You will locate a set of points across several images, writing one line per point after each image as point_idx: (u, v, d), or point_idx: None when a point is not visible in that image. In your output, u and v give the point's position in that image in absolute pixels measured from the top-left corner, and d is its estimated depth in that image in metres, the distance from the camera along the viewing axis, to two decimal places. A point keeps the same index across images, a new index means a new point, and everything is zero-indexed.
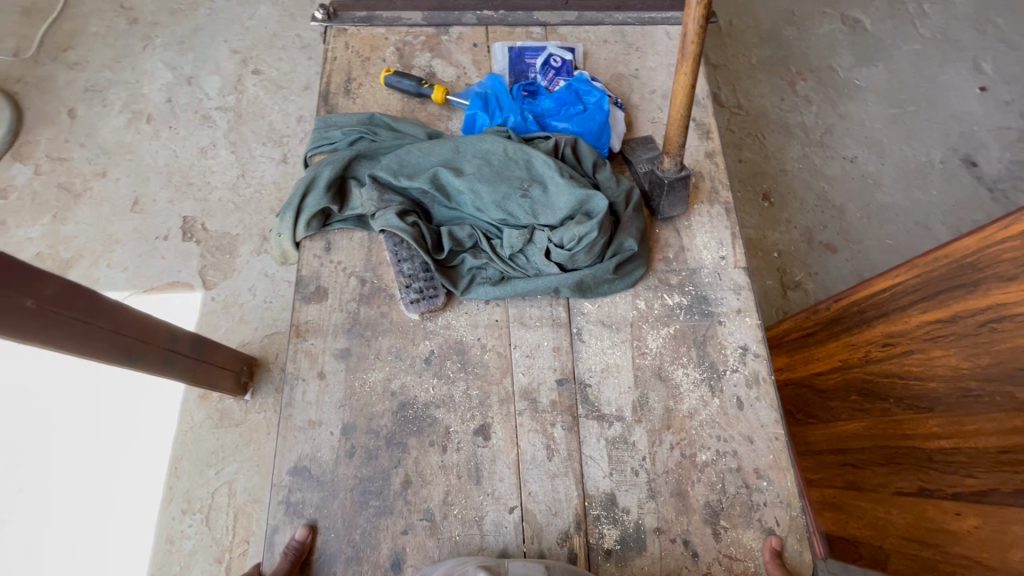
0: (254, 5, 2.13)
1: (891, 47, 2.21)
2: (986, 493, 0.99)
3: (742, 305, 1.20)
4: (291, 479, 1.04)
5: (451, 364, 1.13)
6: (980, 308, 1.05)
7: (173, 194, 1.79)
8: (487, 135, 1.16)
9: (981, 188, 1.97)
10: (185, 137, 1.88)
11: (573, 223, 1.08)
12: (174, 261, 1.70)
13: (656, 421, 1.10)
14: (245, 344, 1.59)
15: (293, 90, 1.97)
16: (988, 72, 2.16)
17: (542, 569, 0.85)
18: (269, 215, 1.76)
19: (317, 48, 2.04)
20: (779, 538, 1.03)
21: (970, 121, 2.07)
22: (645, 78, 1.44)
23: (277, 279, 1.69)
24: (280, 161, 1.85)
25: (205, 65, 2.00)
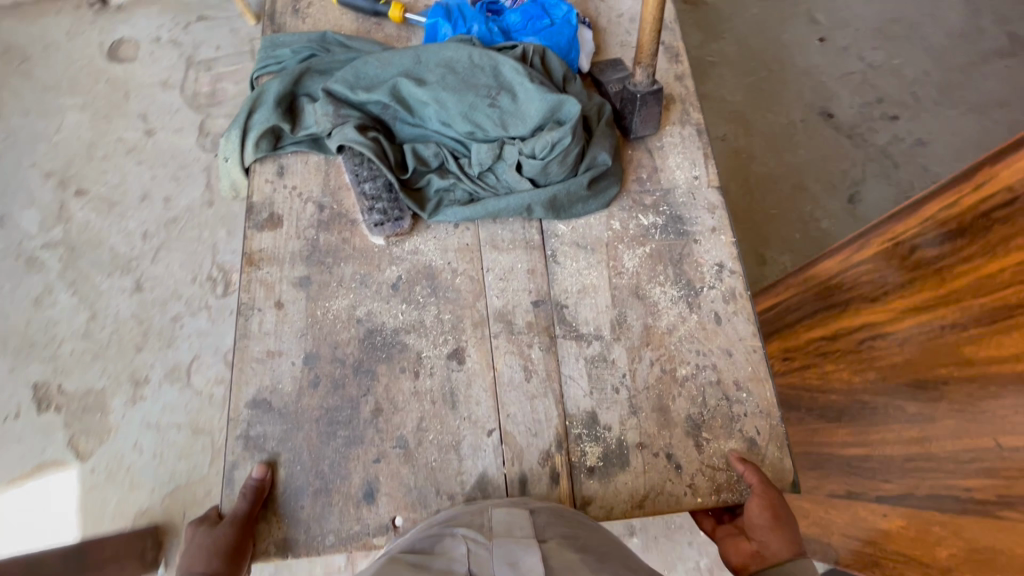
0: (58, 114, 1.74)
1: (731, 17, 2.02)
2: (903, 495, 0.94)
3: (716, 223, 1.18)
4: (250, 413, 0.96)
5: (420, 289, 1.06)
6: (857, 325, 1.06)
7: (12, 362, 1.42)
8: (451, 43, 1.09)
9: (841, 137, 1.82)
10: (8, 292, 1.51)
11: (545, 131, 1.02)
12: (33, 441, 1.35)
13: (634, 339, 1.08)
14: (143, 513, 1.29)
15: (130, 203, 1.61)
16: (824, 21, 2.01)
17: (528, 515, 0.76)
18: (137, 355, 1.43)
19: (147, 147, 1.69)
20: (759, 448, 1.02)
21: (817, 75, 1.92)
22: (612, 2, 1.38)
23: (163, 425, 1.36)
24: (136, 291, 1.50)
25: (16, 200, 1.62)
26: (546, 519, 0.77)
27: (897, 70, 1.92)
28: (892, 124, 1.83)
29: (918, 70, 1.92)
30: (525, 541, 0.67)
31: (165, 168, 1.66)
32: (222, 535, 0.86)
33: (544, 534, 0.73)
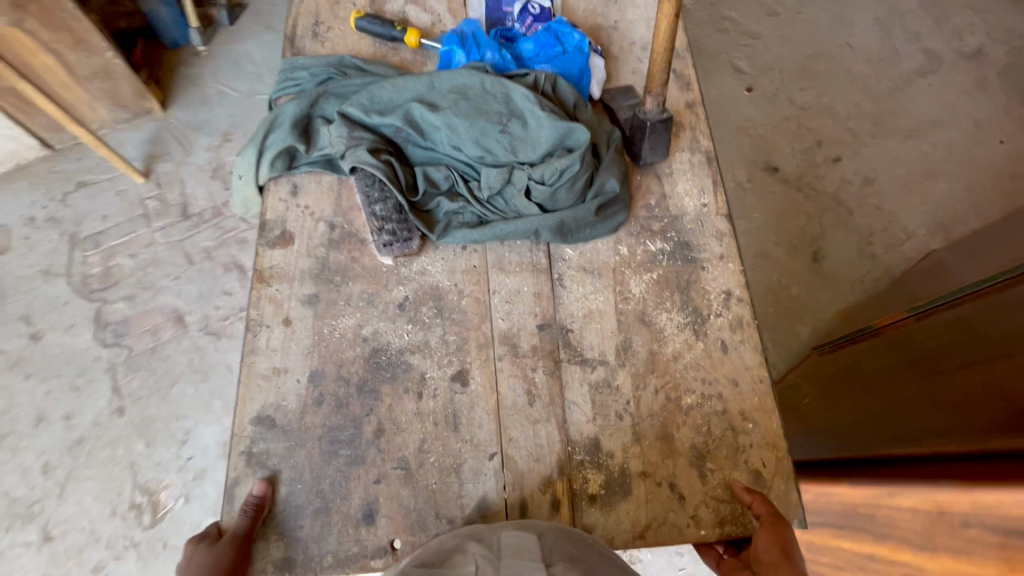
0: None
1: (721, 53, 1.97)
2: None
3: (724, 251, 1.18)
4: (254, 429, 0.96)
5: (426, 310, 1.07)
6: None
7: None
8: (464, 70, 1.11)
9: (793, 190, 1.81)
10: None
11: (555, 157, 1.04)
12: None
13: (640, 365, 1.07)
14: None
15: (22, 432, 1.49)
16: (747, 69, 1.96)
17: (535, 538, 0.75)
18: None
19: (37, 360, 1.56)
20: (764, 481, 1.01)
21: (757, 127, 1.88)
22: (624, 30, 1.41)
23: None
24: (40, 542, 1.39)
25: None
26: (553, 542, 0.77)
27: (828, 108, 1.90)
28: (835, 166, 1.82)
29: (849, 104, 1.91)
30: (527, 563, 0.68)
31: (60, 386, 1.53)
32: (221, 554, 0.86)
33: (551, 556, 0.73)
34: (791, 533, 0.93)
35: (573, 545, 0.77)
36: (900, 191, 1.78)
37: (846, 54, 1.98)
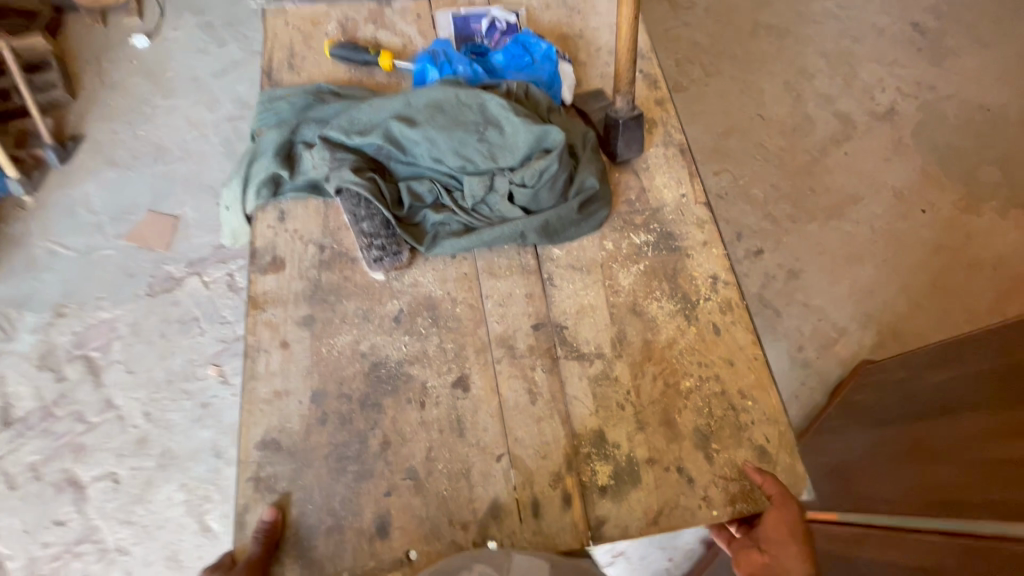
0: None
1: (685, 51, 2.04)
2: None
3: (707, 237, 1.22)
4: (259, 454, 0.96)
5: (422, 320, 1.09)
6: None
7: None
8: (439, 85, 1.15)
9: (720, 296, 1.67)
10: None
11: (534, 160, 1.07)
12: None
13: (636, 354, 1.09)
14: None
15: None
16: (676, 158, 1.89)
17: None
18: None
19: None
20: (769, 456, 1.02)
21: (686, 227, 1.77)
22: (589, 38, 1.47)
23: None
24: None
25: None
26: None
27: (746, 192, 1.80)
28: (756, 260, 1.71)
29: (766, 186, 1.81)
30: None
31: None
32: None
33: None
34: (797, 510, 0.94)
35: None
36: (827, 283, 1.66)
37: (757, 127, 1.90)
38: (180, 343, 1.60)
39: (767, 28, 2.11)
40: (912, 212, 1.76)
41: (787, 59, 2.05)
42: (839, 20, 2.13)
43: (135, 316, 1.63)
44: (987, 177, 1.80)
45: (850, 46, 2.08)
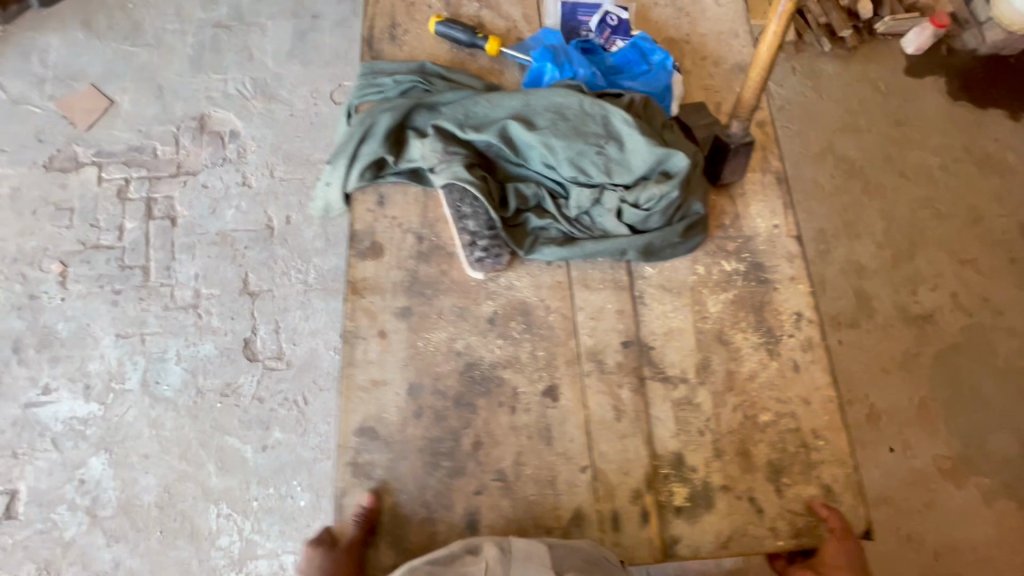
0: None
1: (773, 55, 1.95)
2: None
3: (795, 272, 1.23)
4: (357, 440, 0.99)
5: (516, 325, 1.10)
6: None
7: None
8: (560, 88, 1.11)
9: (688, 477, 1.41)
10: None
11: (651, 182, 1.06)
12: None
13: (718, 383, 1.12)
14: None
15: None
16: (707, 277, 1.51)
17: (544, 546, 0.85)
18: None
19: None
20: (835, 496, 1.07)
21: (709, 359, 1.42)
22: (697, 44, 1.42)
23: None
24: None
25: None
26: (564, 551, 0.86)
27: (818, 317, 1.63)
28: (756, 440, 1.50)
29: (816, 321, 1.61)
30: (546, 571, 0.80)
31: None
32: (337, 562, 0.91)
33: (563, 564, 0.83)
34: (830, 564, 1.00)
35: (581, 556, 0.86)
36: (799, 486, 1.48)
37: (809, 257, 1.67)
38: (46, 228, 1.68)
39: (839, 161, 1.78)
40: (882, 442, 1.50)
41: (840, 203, 1.73)
42: (928, 182, 1.77)
43: (25, 182, 1.71)
44: (995, 448, 1.50)
45: (923, 221, 1.72)
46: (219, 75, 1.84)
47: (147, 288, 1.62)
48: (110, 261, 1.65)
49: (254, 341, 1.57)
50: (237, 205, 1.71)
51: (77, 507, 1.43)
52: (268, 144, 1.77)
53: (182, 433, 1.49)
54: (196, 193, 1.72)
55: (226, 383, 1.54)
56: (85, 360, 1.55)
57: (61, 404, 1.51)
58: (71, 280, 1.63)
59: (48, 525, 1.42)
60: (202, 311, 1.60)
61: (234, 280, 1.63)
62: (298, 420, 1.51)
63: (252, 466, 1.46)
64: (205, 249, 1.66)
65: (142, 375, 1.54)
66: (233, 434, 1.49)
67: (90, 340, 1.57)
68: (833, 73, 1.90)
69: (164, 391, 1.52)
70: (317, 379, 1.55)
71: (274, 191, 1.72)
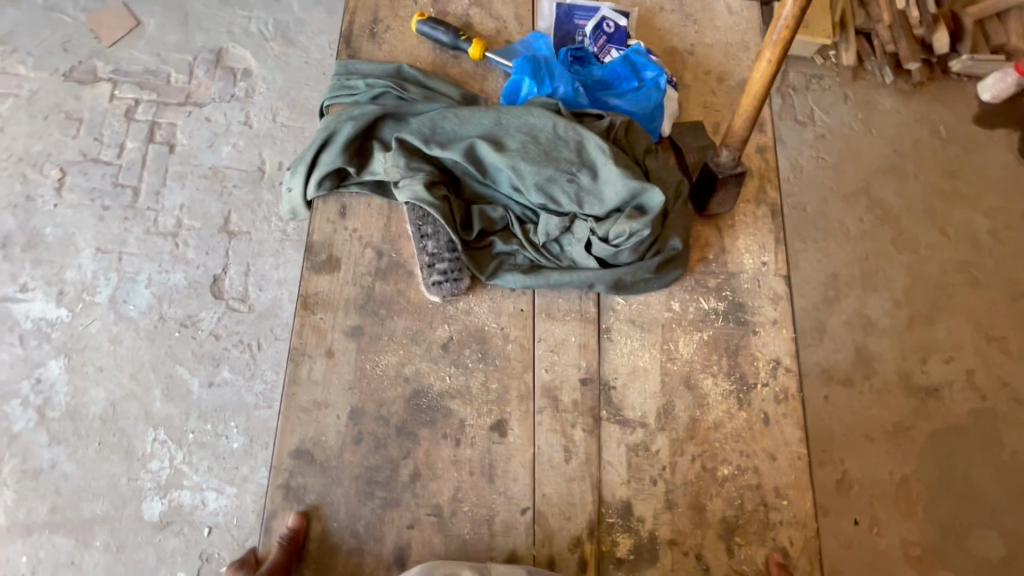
0: None
1: None
2: None
3: (778, 316, 1.14)
4: (293, 463, 0.96)
5: (470, 353, 1.05)
6: None
7: None
8: (536, 106, 1.03)
9: None
10: None
11: (623, 217, 0.98)
12: None
13: (679, 431, 1.06)
14: None
15: None
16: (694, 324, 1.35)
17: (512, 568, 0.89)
18: None
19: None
20: (790, 560, 1.01)
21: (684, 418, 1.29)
22: (701, 56, 1.31)
23: None
24: None
25: None
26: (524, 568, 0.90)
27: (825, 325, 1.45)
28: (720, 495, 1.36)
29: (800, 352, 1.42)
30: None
31: None
32: None
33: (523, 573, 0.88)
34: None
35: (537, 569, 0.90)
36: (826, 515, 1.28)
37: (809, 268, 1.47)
38: (54, 134, 1.76)
39: (874, 205, 1.56)
40: (847, 512, 1.29)
41: (864, 249, 1.50)
42: (970, 245, 1.57)
43: (43, 88, 1.80)
44: (974, 550, 1.31)
45: (955, 284, 1.53)
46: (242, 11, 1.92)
47: (133, 210, 1.70)
48: (105, 176, 1.73)
49: (223, 280, 1.64)
50: (235, 142, 1.78)
51: (28, 404, 1.52)
52: (277, 88, 1.84)
53: (138, 355, 1.56)
54: (199, 124, 1.79)
55: (188, 315, 1.61)
56: (62, 267, 1.64)
57: (34, 303, 1.61)
58: (67, 189, 1.71)
59: (2, 414, 1.51)
60: (180, 240, 1.67)
61: (217, 216, 1.69)
62: (249, 364, 1.58)
63: (197, 400, 1.54)
64: (195, 180, 1.74)
65: (112, 292, 1.62)
66: (185, 365, 1.56)
67: (74, 249, 1.66)
68: (889, 110, 1.67)
69: (130, 311, 1.60)
70: (275, 329, 1.63)
71: (273, 135, 1.79)
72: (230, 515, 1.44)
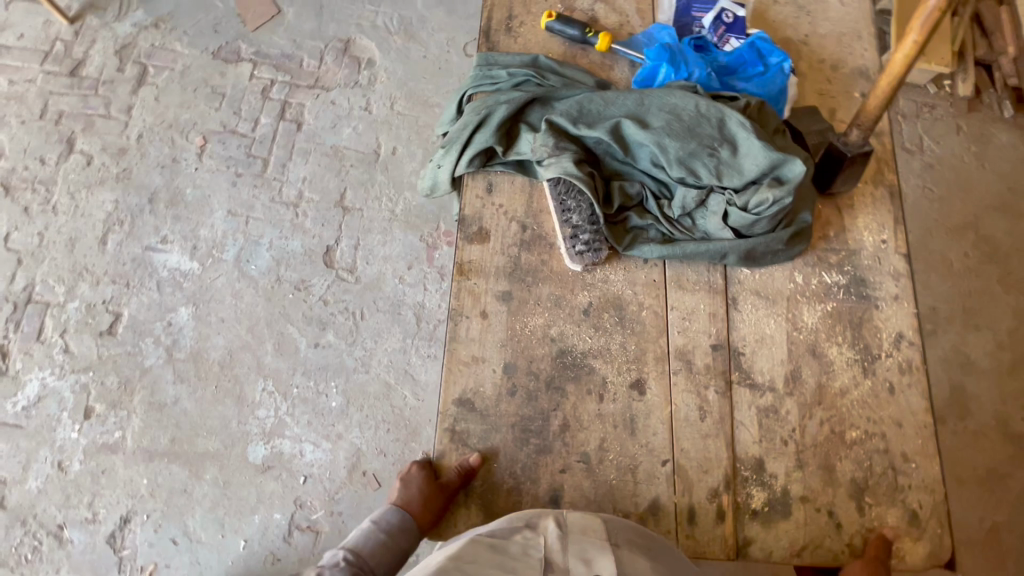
0: None
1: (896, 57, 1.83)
2: None
3: (900, 291, 1.19)
4: (456, 409, 1.07)
5: (608, 318, 1.14)
6: None
7: None
8: (676, 90, 1.13)
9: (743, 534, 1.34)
10: None
11: (763, 188, 1.06)
12: None
13: (807, 396, 1.12)
14: None
15: None
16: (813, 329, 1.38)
17: (601, 521, 0.89)
18: None
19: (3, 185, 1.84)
20: (920, 522, 1.05)
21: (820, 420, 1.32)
22: (816, 46, 1.36)
23: None
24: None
25: None
26: (617, 526, 0.89)
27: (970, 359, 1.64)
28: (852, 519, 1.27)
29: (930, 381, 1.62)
30: (601, 543, 0.83)
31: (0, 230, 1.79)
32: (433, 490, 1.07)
33: (616, 537, 0.87)
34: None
35: (634, 531, 0.90)
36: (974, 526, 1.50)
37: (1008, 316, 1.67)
38: (200, 106, 1.95)
39: (981, 239, 1.75)
40: None
41: (962, 284, 1.70)
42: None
43: (193, 63, 2.01)
44: None
45: None
46: (371, 5, 2.11)
47: (262, 179, 1.87)
48: (240, 147, 1.91)
49: (334, 251, 1.78)
50: (354, 125, 1.93)
51: (160, 343, 1.67)
52: (396, 79, 2.00)
53: (255, 310, 1.70)
54: (324, 107, 1.96)
55: (302, 279, 1.74)
56: (196, 227, 1.80)
57: (172, 254, 1.77)
58: (207, 154, 1.89)
59: (136, 349, 1.66)
60: (300, 211, 1.82)
61: (334, 192, 1.85)
62: (351, 330, 1.69)
63: (304, 357, 1.65)
64: (318, 158, 1.89)
65: (237, 251, 1.78)
66: (295, 325, 1.69)
67: (207, 209, 1.83)
68: (1006, 144, 1.86)
69: (251, 270, 1.75)
70: (377, 300, 1.73)
71: (389, 122, 1.93)
72: (324, 467, 1.55)
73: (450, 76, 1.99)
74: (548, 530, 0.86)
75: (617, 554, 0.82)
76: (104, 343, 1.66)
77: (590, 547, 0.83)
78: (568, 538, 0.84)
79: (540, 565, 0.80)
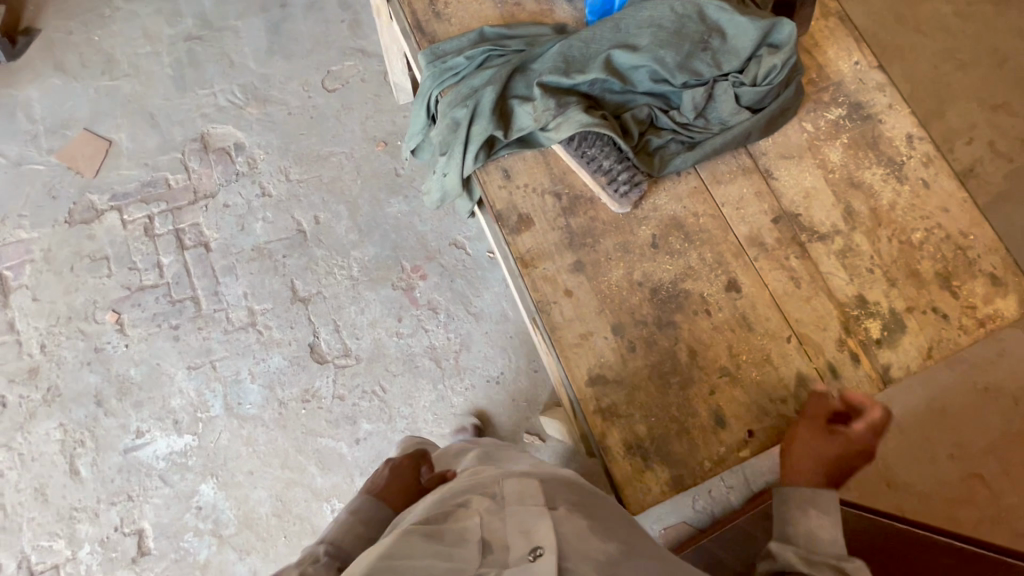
0: None
1: None
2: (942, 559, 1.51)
3: (890, 99, 1.28)
4: (594, 390, 1.06)
5: (675, 239, 1.15)
6: None
7: None
8: (646, 3, 1.13)
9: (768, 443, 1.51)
10: None
11: (765, 57, 1.09)
12: None
13: (867, 223, 1.19)
14: None
15: None
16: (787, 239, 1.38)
17: (537, 481, 0.82)
18: None
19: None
20: (1001, 280, 1.16)
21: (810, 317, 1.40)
22: None
23: None
24: None
25: None
26: (553, 484, 0.83)
27: None
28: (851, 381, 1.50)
29: None
30: (540, 510, 0.74)
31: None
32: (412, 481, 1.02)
33: (556, 501, 0.78)
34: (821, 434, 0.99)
35: (574, 492, 0.83)
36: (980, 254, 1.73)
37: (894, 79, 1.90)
38: (89, 281, 1.92)
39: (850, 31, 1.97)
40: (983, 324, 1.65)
41: None
42: (946, 32, 1.94)
43: (52, 242, 1.96)
44: None
45: (947, 75, 1.89)
46: (205, 91, 2.12)
47: (200, 316, 1.88)
48: (159, 299, 1.90)
49: (319, 345, 1.84)
50: (263, 216, 1.97)
51: (203, 531, 1.70)
52: (276, 148, 2.05)
53: (279, 446, 1.76)
54: (220, 213, 1.98)
55: (305, 389, 1.80)
56: (165, 397, 1.81)
57: (156, 442, 1.78)
58: (127, 325, 1.88)
59: (181, 553, 1.69)
60: (261, 326, 1.86)
61: (283, 289, 1.89)
62: (382, 409, 1.78)
63: (353, 459, 1.74)
64: (247, 266, 1.92)
65: (224, 400, 1.80)
66: (325, 435, 1.76)
67: (166, 377, 1.83)
68: None
69: (249, 408, 1.79)
70: (388, 366, 1.82)
71: (296, 194, 1.99)
72: None
73: (327, 120, 2.07)
74: (481, 507, 0.75)
75: (554, 515, 0.73)
76: (143, 567, 1.68)
77: (530, 511, 0.73)
78: (505, 511, 0.74)
79: (478, 548, 0.66)
